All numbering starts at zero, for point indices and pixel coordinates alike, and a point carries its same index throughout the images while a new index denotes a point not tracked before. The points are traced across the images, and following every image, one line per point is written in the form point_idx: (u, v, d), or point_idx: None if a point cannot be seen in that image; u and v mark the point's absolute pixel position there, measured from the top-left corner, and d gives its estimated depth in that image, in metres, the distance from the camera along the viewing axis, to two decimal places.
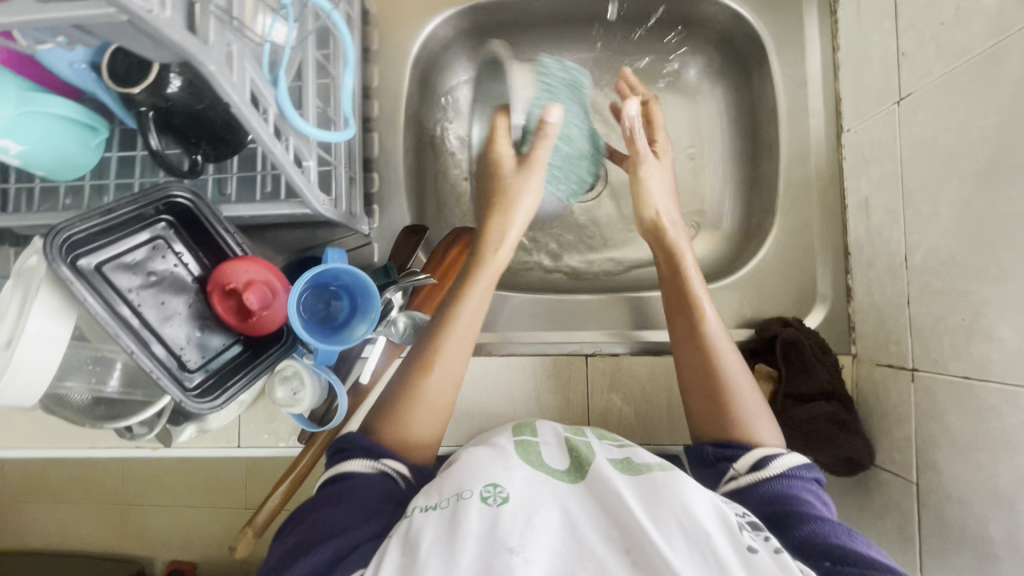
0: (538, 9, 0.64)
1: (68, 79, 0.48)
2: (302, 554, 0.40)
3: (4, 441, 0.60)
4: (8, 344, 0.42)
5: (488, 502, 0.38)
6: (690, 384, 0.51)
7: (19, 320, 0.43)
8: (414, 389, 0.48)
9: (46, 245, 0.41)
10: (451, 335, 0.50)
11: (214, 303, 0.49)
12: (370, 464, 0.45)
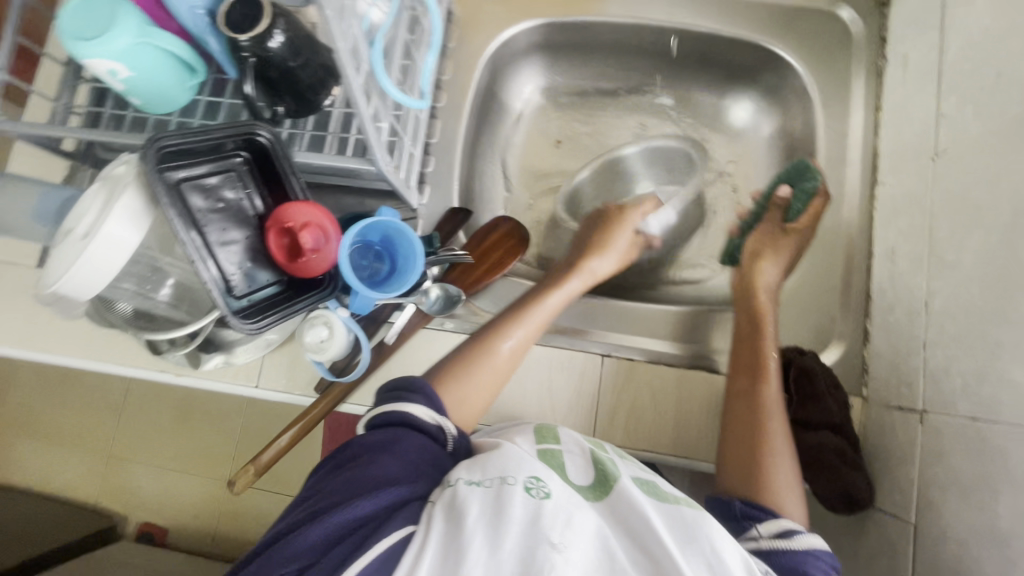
0: (604, 37, 0.70)
1: (185, 22, 0.53)
2: (342, 504, 0.40)
3: (40, 344, 0.64)
4: (86, 237, 0.46)
5: (532, 493, 0.37)
6: (736, 422, 0.52)
7: (99, 218, 0.46)
8: (484, 364, 0.52)
9: (144, 151, 0.46)
10: (529, 318, 0.56)
11: (270, 238, 0.52)
12: (432, 415, 0.47)
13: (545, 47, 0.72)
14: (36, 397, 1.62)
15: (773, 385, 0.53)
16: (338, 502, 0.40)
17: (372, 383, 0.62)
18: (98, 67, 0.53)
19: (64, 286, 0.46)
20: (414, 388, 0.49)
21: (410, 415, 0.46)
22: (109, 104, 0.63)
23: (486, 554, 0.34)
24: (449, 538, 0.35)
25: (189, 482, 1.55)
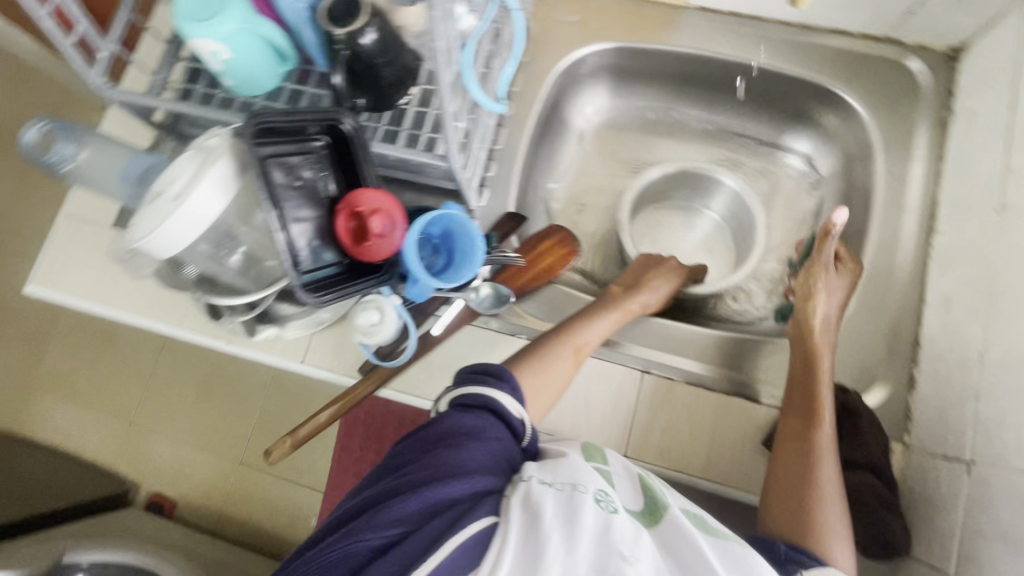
0: (673, 64, 0.72)
1: (287, 14, 0.57)
2: (432, 483, 0.43)
3: (109, 299, 0.68)
4: (177, 199, 0.49)
5: (603, 505, 0.41)
6: (782, 469, 0.52)
7: (190, 183, 0.49)
8: (557, 361, 0.56)
9: (245, 124, 0.49)
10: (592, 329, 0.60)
11: (339, 221, 0.54)
12: (517, 408, 0.51)
13: (612, 70, 0.74)
14: (70, 357, 1.70)
15: (826, 428, 0.53)
16: (431, 478, 0.43)
17: (412, 372, 0.63)
18: (203, 47, 0.57)
19: (146, 242, 0.49)
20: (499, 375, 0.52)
21: (497, 403, 0.49)
22: (202, 83, 0.67)
23: (564, 552, 0.37)
24: (530, 531, 0.38)
25: (204, 457, 1.60)
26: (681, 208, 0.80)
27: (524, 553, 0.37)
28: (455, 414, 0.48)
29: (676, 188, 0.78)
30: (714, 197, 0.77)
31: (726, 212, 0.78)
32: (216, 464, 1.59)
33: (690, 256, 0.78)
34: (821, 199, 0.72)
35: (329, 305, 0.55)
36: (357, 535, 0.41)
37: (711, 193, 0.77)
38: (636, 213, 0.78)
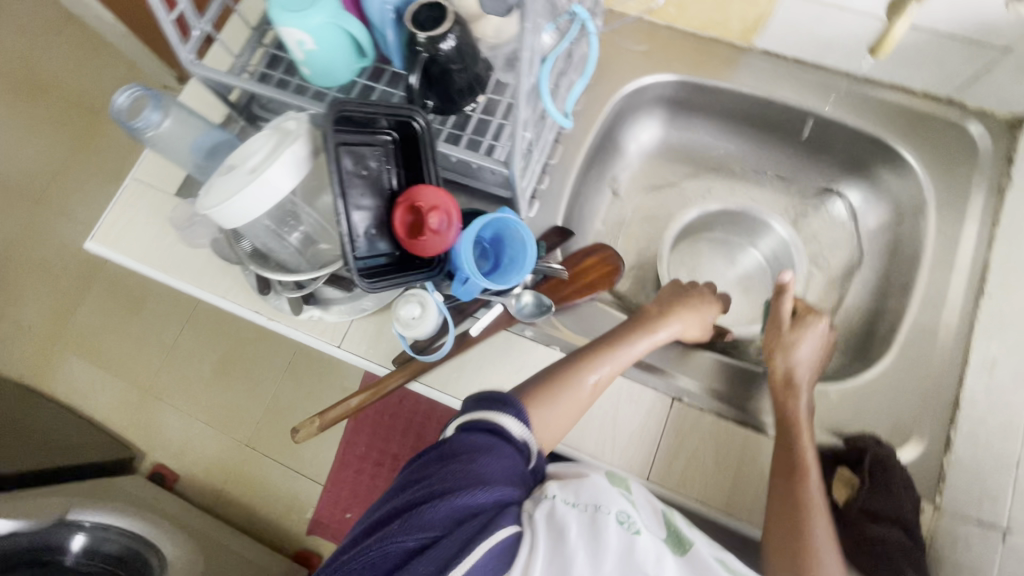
0: (732, 102, 0.74)
1: (374, 14, 0.61)
2: (451, 493, 0.45)
3: (161, 264, 0.71)
4: (253, 172, 0.51)
5: (625, 527, 0.46)
6: (772, 512, 0.53)
7: (267, 159, 0.52)
8: (565, 393, 0.56)
9: (329, 108, 0.52)
10: (615, 356, 0.59)
11: (397, 213, 0.56)
12: (521, 432, 0.51)
13: (670, 101, 0.76)
14: (99, 320, 1.76)
15: (813, 482, 0.53)
16: (450, 489, 0.45)
17: (444, 369, 0.64)
18: (290, 36, 0.60)
19: (219, 209, 0.51)
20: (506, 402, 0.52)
21: (501, 426, 0.50)
22: (280, 70, 0.71)
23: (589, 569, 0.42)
24: (556, 547, 0.42)
25: (212, 434, 1.62)
26: (724, 245, 0.81)
27: (553, 569, 0.41)
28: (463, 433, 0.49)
29: (725, 225, 0.80)
30: (761, 237, 0.78)
31: (772, 254, 0.78)
32: (222, 442, 1.61)
33: (726, 292, 0.79)
34: (866, 249, 0.73)
35: (378, 292, 0.56)
36: (393, 537, 0.43)
37: (759, 235, 0.78)
38: (680, 244, 0.80)
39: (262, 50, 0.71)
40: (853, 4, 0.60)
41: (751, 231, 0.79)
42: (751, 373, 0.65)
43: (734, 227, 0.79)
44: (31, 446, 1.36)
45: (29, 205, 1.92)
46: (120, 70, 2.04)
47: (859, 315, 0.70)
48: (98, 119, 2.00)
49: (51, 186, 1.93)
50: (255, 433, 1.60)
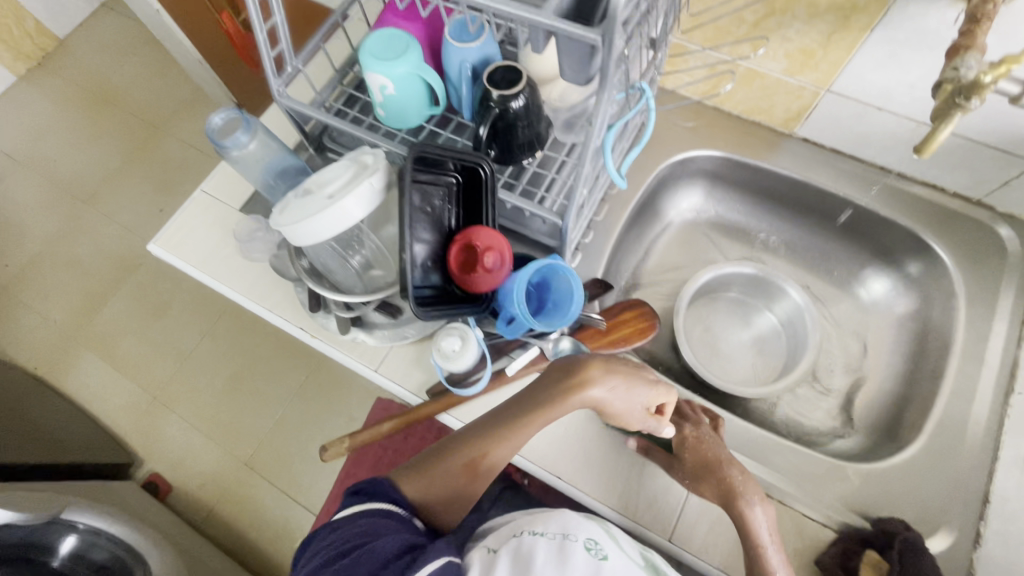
0: (770, 182, 0.78)
1: (454, 70, 0.67)
2: (368, 546, 0.49)
3: (213, 272, 0.74)
4: (331, 197, 0.55)
5: (592, 553, 0.50)
6: None
7: (345, 187, 0.56)
8: (444, 474, 0.60)
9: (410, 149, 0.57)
10: (497, 441, 0.58)
11: (453, 250, 0.60)
12: (396, 508, 0.56)
13: (711, 175, 0.81)
14: (122, 321, 1.79)
15: None
16: (367, 541, 0.50)
17: (475, 404, 0.66)
18: (375, 81, 0.66)
19: (296, 229, 0.55)
20: (376, 489, 0.57)
21: (383, 508, 0.55)
22: (356, 109, 0.77)
23: None
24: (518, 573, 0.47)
25: (213, 449, 1.61)
26: (743, 306, 0.83)
27: None
28: (358, 513, 0.53)
29: (743, 284, 0.82)
30: (777, 300, 0.81)
31: (791, 315, 0.80)
32: (220, 458, 1.59)
33: (739, 351, 0.80)
34: (894, 335, 0.74)
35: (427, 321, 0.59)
36: None
37: (775, 298, 0.81)
38: (697, 305, 0.83)
39: (341, 89, 0.78)
40: (891, 105, 0.66)
41: (767, 294, 0.82)
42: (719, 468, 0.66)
43: (752, 288, 0.82)
44: (33, 439, 1.35)
45: (76, 204, 2.01)
46: (183, 90, 2.19)
47: (886, 399, 0.71)
48: (156, 132, 2.12)
49: (100, 188, 2.03)
50: (256, 452, 1.59)
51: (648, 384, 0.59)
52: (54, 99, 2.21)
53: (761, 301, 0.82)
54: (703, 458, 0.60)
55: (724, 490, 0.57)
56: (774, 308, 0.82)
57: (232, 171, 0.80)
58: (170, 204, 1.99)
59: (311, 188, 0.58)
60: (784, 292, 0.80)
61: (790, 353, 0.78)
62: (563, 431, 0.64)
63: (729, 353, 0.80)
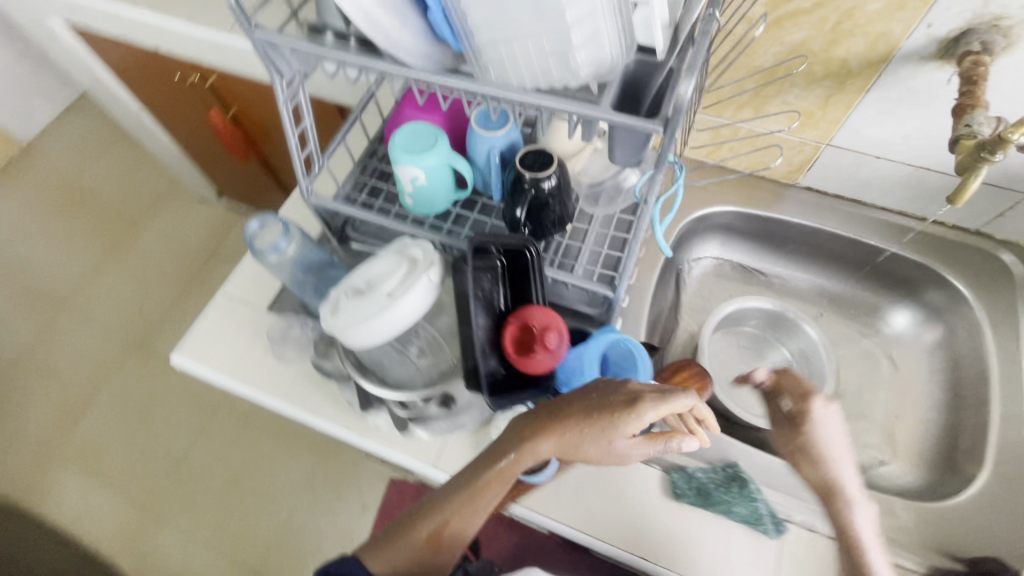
0: (784, 231, 0.82)
1: (482, 157, 0.69)
2: None
3: (246, 379, 0.71)
4: (391, 296, 0.55)
5: None
6: None
7: (403, 284, 0.56)
8: (407, 549, 0.55)
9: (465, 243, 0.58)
10: (461, 507, 0.54)
11: (509, 331, 0.60)
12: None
13: (725, 228, 0.85)
14: (106, 430, 1.69)
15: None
16: None
17: (544, 490, 0.63)
18: (406, 173, 0.68)
19: (359, 334, 0.55)
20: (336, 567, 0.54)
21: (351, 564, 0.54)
22: (381, 200, 0.78)
23: None
24: None
25: (217, 560, 1.49)
26: (757, 341, 0.85)
27: None
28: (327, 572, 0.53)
29: (761, 321, 0.85)
30: (791, 337, 0.83)
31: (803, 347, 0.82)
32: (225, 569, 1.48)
33: (754, 381, 0.82)
34: (927, 364, 0.77)
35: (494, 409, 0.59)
36: None
37: (793, 335, 0.83)
38: (717, 343, 0.84)
39: (361, 182, 0.79)
40: (889, 154, 0.71)
41: (779, 329, 0.84)
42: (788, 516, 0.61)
43: (771, 325, 0.84)
44: None
45: (48, 309, 1.92)
46: (160, 183, 2.17)
47: (932, 428, 0.72)
48: (132, 227, 2.08)
49: (75, 290, 1.95)
50: (267, 557, 1.48)
51: (612, 413, 0.49)
52: (20, 203, 2.15)
53: (776, 335, 0.84)
54: (807, 449, 0.56)
55: (830, 491, 0.55)
56: (785, 339, 0.84)
57: (255, 271, 0.78)
58: (151, 300, 1.92)
59: (362, 290, 0.59)
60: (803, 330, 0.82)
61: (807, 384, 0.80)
62: (638, 506, 0.62)
63: (745, 385, 0.81)
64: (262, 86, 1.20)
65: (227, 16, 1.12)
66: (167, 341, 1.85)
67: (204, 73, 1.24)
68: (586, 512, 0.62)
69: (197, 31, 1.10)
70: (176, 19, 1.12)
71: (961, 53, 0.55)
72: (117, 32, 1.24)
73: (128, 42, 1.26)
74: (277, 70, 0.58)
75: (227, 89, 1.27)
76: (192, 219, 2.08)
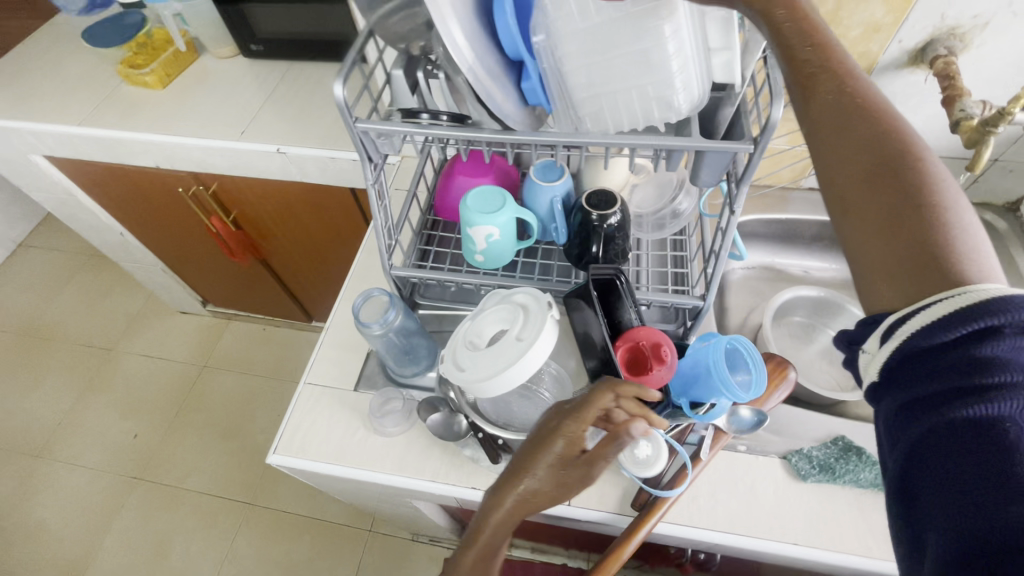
0: (801, 228, 0.93)
1: (547, 207, 0.75)
2: None
3: (352, 462, 0.70)
4: (520, 341, 0.59)
5: None
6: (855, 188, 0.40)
7: (527, 328, 0.59)
8: None
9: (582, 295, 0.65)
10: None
11: (619, 352, 0.63)
12: None
13: (751, 236, 0.95)
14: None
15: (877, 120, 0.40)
16: None
17: (682, 502, 0.65)
18: (482, 231, 0.72)
19: (494, 380, 0.58)
20: None
21: None
22: (448, 263, 0.82)
23: None
24: None
25: None
26: (806, 327, 0.92)
27: None
28: None
29: (807, 308, 0.91)
30: (836, 318, 0.90)
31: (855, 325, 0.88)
32: None
33: (814, 365, 0.89)
34: None
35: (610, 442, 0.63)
36: None
37: (837, 317, 0.90)
38: (776, 335, 0.91)
39: (423, 250, 0.83)
40: None
41: (823, 313, 0.91)
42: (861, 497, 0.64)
43: (816, 310, 0.91)
44: None
45: (25, 460, 1.75)
46: (135, 304, 2.08)
47: None
48: (110, 354, 1.96)
49: (54, 434, 1.79)
50: None
51: (556, 430, 0.50)
52: None
53: (822, 319, 0.91)
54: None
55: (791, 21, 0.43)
56: (831, 321, 0.90)
57: (335, 355, 0.79)
58: (144, 426, 1.79)
59: (479, 346, 0.62)
60: (846, 309, 0.88)
61: None
62: (773, 497, 0.64)
63: (807, 369, 0.89)
64: (272, 185, 1.23)
65: (233, 125, 1.16)
66: (169, 467, 1.71)
67: (206, 181, 1.26)
68: (728, 515, 0.63)
69: (205, 143, 1.13)
70: (180, 135, 1.15)
71: (931, 58, 0.68)
72: (110, 158, 1.25)
73: (121, 164, 1.27)
74: (368, 155, 0.62)
75: (230, 193, 1.28)
76: (176, 333, 2.00)
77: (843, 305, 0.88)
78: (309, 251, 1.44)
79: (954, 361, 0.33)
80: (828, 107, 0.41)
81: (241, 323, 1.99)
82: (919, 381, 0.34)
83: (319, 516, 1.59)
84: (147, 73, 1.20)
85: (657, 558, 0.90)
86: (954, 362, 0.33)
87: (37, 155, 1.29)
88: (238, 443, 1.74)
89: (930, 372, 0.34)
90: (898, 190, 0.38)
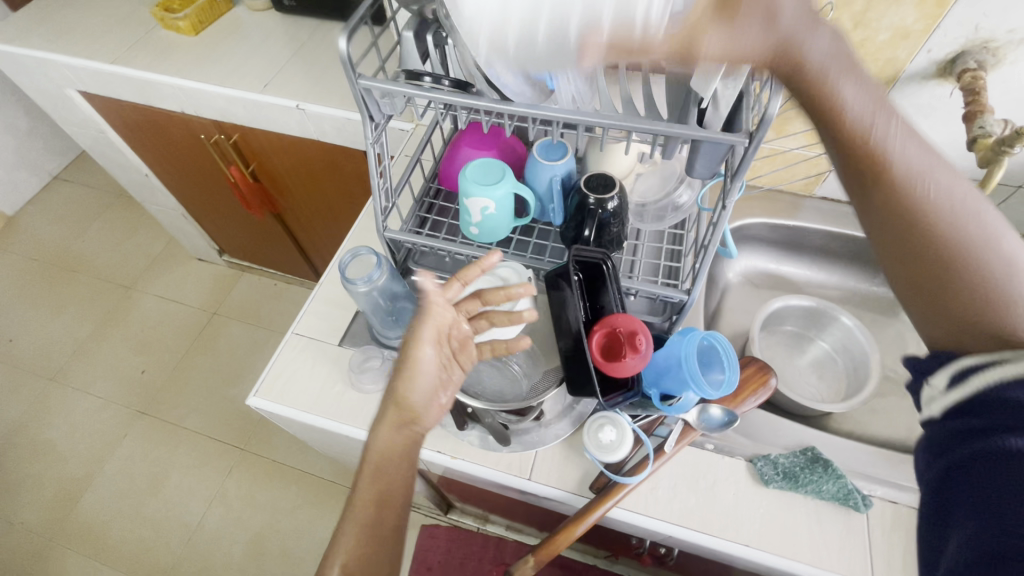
0: (808, 237, 0.91)
1: (545, 185, 0.75)
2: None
3: (326, 413, 0.72)
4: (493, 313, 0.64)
5: None
6: (930, 281, 0.47)
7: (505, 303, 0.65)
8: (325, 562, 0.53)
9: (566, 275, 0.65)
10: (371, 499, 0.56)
11: (595, 337, 0.63)
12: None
13: (757, 239, 0.93)
14: (112, 503, 1.60)
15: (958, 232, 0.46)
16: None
17: (641, 492, 0.65)
18: (477, 202, 0.72)
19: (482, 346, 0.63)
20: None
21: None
22: (444, 232, 0.82)
23: None
24: None
25: None
26: (798, 338, 0.90)
27: None
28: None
29: (799, 319, 0.90)
30: (828, 331, 0.88)
31: (849, 340, 0.86)
32: None
33: (800, 376, 0.88)
34: None
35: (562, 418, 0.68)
36: None
37: (829, 329, 0.88)
38: (765, 341, 0.90)
39: (422, 217, 0.83)
40: None
41: (815, 324, 0.89)
42: (821, 510, 0.63)
43: (809, 321, 0.89)
44: None
45: (40, 383, 1.83)
46: (156, 246, 2.15)
47: None
48: (128, 292, 2.03)
49: (68, 362, 1.87)
50: None
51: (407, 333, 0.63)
52: (4, 277, 2.09)
53: (815, 330, 0.90)
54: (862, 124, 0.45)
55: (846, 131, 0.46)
56: (824, 333, 0.89)
57: (323, 310, 0.81)
58: (152, 364, 1.86)
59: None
60: (841, 323, 0.86)
61: (851, 377, 0.84)
62: (732, 498, 0.64)
63: (792, 379, 0.87)
64: (290, 142, 1.25)
65: (257, 77, 1.17)
66: (170, 405, 1.78)
67: (227, 131, 1.28)
68: (683, 509, 0.64)
69: (229, 93, 1.15)
70: (206, 83, 1.17)
71: (959, 71, 0.66)
72: (139, 99, 1.28)
73: (148, 106, 1.30)
74: (370, 114, 0.63)
75: (249, 146, 1.31)
76: (192, 278, 2.06)
77: (838, 318, 0.86)
78: (321, 211, 1.47)
79: (995, 404, 0.40)
80: (895, 208, 0.47)
81: (253, 276, 2.04)
82: (974, 417, 0.41)
83: (305, 469, 1.64)
84: (180, 18, 1.22)
85: (619, 548, 0.91)
86: (1002, 405, 0.40)
87: (71, 89, 1.33)
88: (239, 391, 1.79)
89: (986, 410, 0.41)
90: (967, 279, 0.46)
